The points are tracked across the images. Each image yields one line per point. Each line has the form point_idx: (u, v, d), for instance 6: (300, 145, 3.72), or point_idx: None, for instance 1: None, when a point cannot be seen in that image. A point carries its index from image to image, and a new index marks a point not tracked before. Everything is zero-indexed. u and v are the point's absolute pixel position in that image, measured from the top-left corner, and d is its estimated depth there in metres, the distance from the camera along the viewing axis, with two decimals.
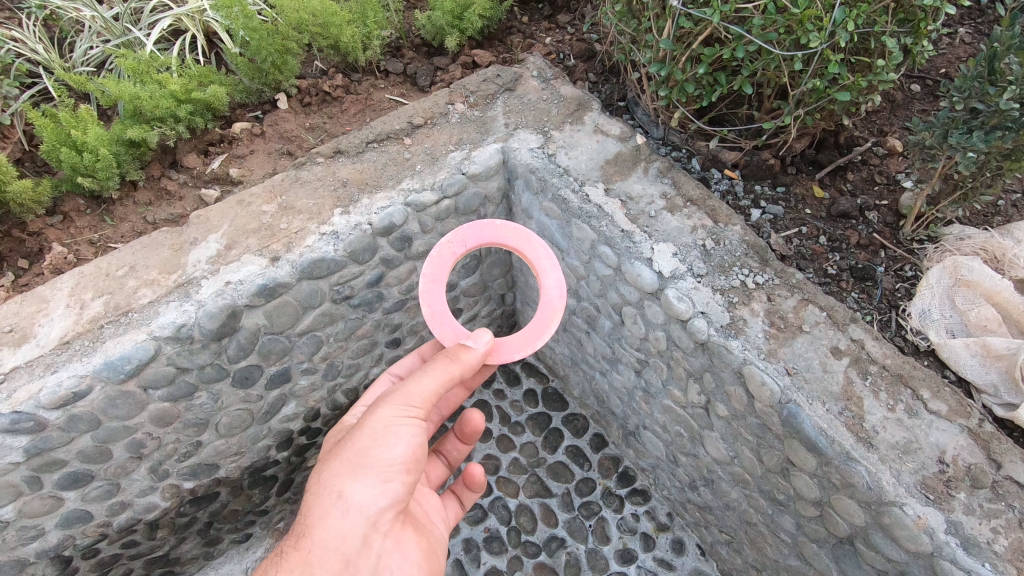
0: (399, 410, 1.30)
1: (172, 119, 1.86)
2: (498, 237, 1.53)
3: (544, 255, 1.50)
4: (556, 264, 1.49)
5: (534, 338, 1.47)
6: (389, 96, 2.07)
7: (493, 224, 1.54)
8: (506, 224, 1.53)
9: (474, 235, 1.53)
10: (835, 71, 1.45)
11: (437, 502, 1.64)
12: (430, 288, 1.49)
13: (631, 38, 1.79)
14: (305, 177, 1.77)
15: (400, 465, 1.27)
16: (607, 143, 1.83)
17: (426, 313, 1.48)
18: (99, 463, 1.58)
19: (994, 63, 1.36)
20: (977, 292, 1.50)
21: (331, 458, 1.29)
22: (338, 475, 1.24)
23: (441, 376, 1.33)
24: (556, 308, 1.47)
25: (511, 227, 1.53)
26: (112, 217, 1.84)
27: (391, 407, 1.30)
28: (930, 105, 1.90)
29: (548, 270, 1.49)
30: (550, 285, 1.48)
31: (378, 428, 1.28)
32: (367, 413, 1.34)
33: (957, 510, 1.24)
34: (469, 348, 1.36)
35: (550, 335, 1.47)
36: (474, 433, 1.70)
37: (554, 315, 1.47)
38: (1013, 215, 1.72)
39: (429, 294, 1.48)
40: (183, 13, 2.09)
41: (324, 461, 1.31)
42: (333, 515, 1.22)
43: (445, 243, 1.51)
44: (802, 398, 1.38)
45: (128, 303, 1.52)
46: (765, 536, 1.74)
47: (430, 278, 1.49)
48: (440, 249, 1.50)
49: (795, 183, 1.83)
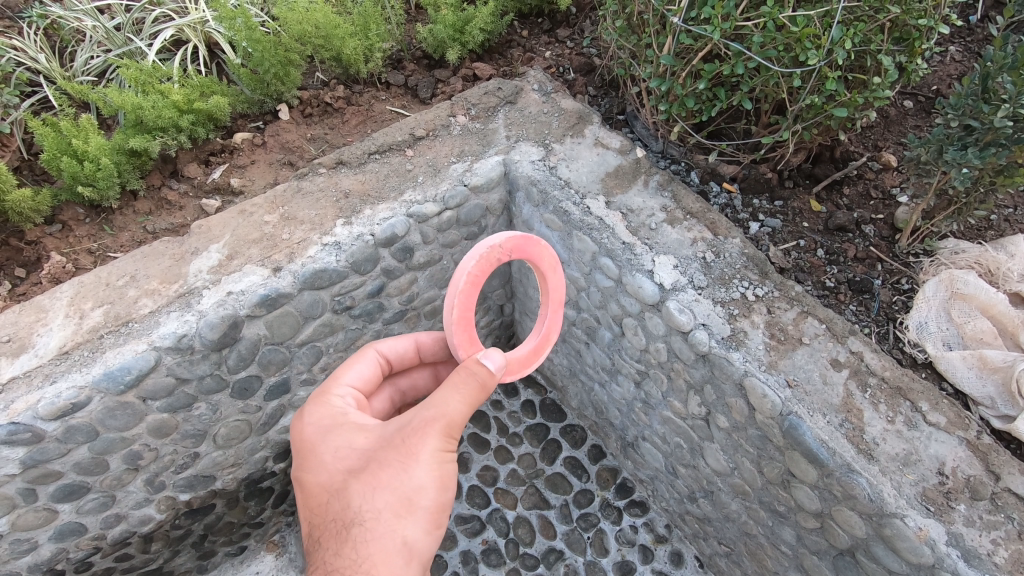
0: (446, 437, 1.20)
1: (173, 129, 1.85)
2: (537, 255, 1.43)
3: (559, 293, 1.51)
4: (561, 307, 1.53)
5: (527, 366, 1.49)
6: (390, 107, 2.09)
7: (540, 241, 1.42)
8: (550, 248, 1.44)
9: (523, 246, 1.38)
10: (833, 88, 1.48)
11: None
12: (467, 290, 1.33)
13: (631, 53, 1.81)
14: (306, 188, 1.78)
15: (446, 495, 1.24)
16: (608, 156, 1.84)
17: (454, 318, 1.33)
18: (96, 474, 1.56)
19: (987, 81, 1.40)
20: (972, 305, 1.53)
21: (371, 488, 1.17)
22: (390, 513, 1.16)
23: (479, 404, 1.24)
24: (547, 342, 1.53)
25: (550, 254, 1.45)
26: (111, 226, 1.83)
27: (441, 440, 1.20)
28: (923, 121, 1.94)
29: (554, 307, 1.51)
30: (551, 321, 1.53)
31: (432, 466, 1.18)
32: (403, 434, 1.20)
33: (958, 522, 1.25)
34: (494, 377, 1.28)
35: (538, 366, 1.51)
36: None
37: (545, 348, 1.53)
38: (1006, 229, 1.75)
39: (464, 297, 1.33)
40: (186, 24, 2.10)
41: (357, 488, 1.19)
42: (396, 565, 1.16)
43: (496, 246, 1.33)
44: (803, 410, 1.38)
45: (128, 313, 1.51)
46: (765, 548, 1.74)
47: (471, 281, 1.32)
48: (490, 252, 1.33)
49: (792, 197, 1.86)
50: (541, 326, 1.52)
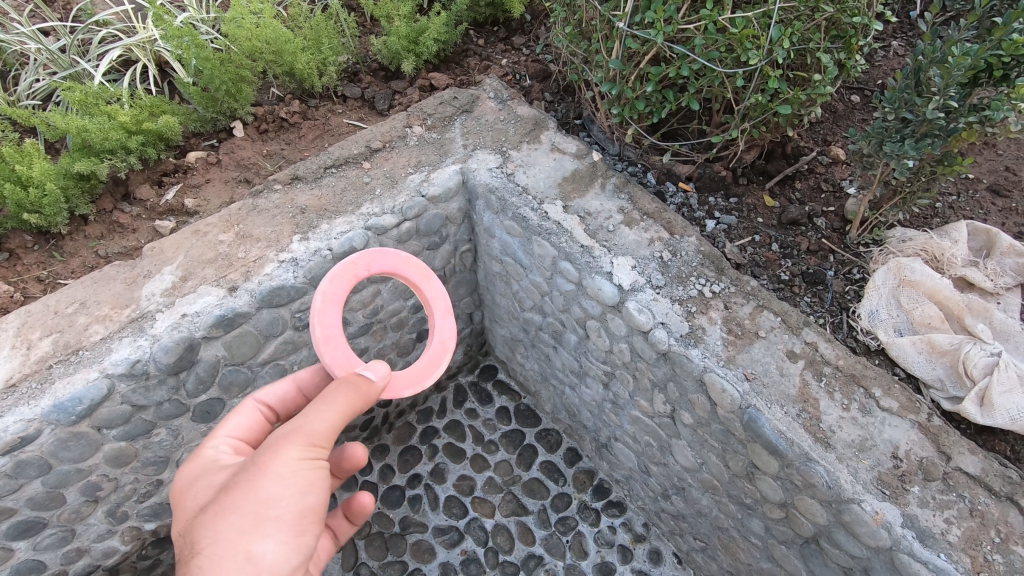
0: (304, 435, 1.15)
1: (122, 150, 1.82)
2: (401, 267, 1.50)
3: (442, 299, 1.54)
4: (450, 313, 1.54)
5: (420, 378, 1.45)
6: (347, 120, 2.08)
7: (399, 253, 1.50)
8: (410, 258, 1.51)
9: (381, 260, 1.46)
10: (775, 86, 1.51)
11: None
12: (327, 308, 1.36)
13: (583, 59, 1.83)
14: (262, 205, 1.76)
15: (315, 512, 1.18)
16: (565, 160, 1.86)
17: (319, 334, 1.34)
18: (52, 509, 1.52)
19: (919, 75, 1.44)
20: (920, 291, 1.57)
21: (227, 509, 1.09)
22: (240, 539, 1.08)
23: (347, 404, 1.22)
24: (444, 351, 1.51)
25: (415, 262, 1.53)
26: (61, 252, 1.79)
27: (301, 445, 1.15)
28: (869, 115, 2.00)
29: (441, 315, 1.53)
30: (443, 329, 1.52)
31: (290, 474, 1.13)
32: (264, 449, 1.14)
33: (912, 504, 1.28)
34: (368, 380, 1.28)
35: (434, 376, 1.47)
36: (352, 467, 1.51)
37: (444, 357, 1.50)
38: (950, 216, 1.81)
39: (324, 315, 1.36)
40: (134, 43, 2.06)
41: (209, 509, 1.11)
42: None
43: (349, 263, 1.40)
44: (761, 402, 1.41)
45: (79, 340, 1.47)
46: (737, 540, 1.75)
47: (327, 297, 1.37)
48: (345, 265, 1.39)
49: (746, 194, 1.90)
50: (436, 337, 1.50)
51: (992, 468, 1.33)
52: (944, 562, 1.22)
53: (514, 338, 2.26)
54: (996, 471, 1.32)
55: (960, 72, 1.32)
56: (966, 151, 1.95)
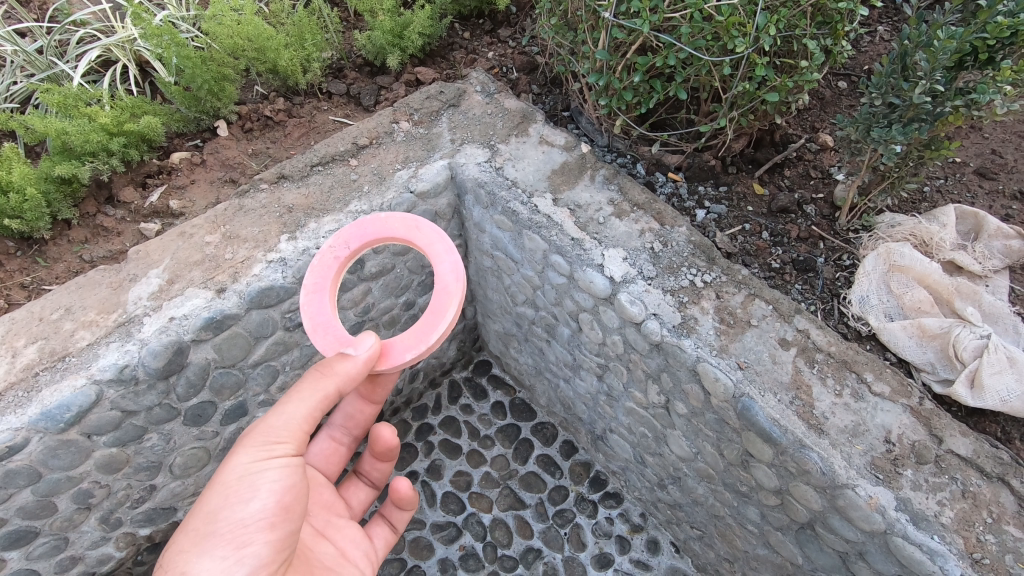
0: (250, 447, 1.31)
1: (104, 153, 1.79)
2: (384, 231, 1.51)
3: (437, 241, 1.48)
4: (451, 249, 1.46)
5: (425, 334, 1.40)
6: (333, 117, 2.06)
7: (377, 219, 1.52)
8: (390, 216, 1.51)
9: (358, 236, 1.51)
10: (763, 73, 1.51)
11: (357, 534, 1.69)
12: (314, 298, 1.47)
13: (569, 50, 1.82)
14: (248, 205, 1.74)
15: (264, 520, 1.26)
16: (553, 153, 1.85)
17: (309, 324, 1.44)
18: (43, 518, 1.50)
19: (906, 60, 1.44)
20: (910, 276, 1.58)
21: (187, 523, 1.26)
22: (184, 552, 1.21)
23: (308, 399, 1.35)
24: (452, 293, 1.42)
25: (397, 218, 1.52)
26: (45, 258, 1.76)
27: (247, 454, 1.30)
28: (856, 101, 2.00)
29: (441, 255, 1.46)
30: (445, 271, 1.44)
31: (234, 482, 1.27)
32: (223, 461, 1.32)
33: (906, 487, 1.29)
34: (348, 357, 1.36)
35: (441, 327, 1.39)
36: (390, 451, 1.69)
37: (451, 301, 1.41)
38: (938, 200, 1.81)
39: (312, 306, 1.46)
40: (113, 43, 2.03)
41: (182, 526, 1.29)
42: None
43: (326, 250, 1.50)
44: (755, 391, 1.41)
45: (65, 347, 1.45)
46: (733, 528, 1.76)
47: (312, 289, 1.47)
48: (322, 255, 1.49)
49: (736, 182, 1.89)
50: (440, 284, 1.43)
51: (984, 450, 1.34)
52: (938, 544, 1.23)
53: (508, 332, 2.25)
54: (987, 453, 1.33)
55: (947, 55, 1.32)
56: (953, 135, 1.96)
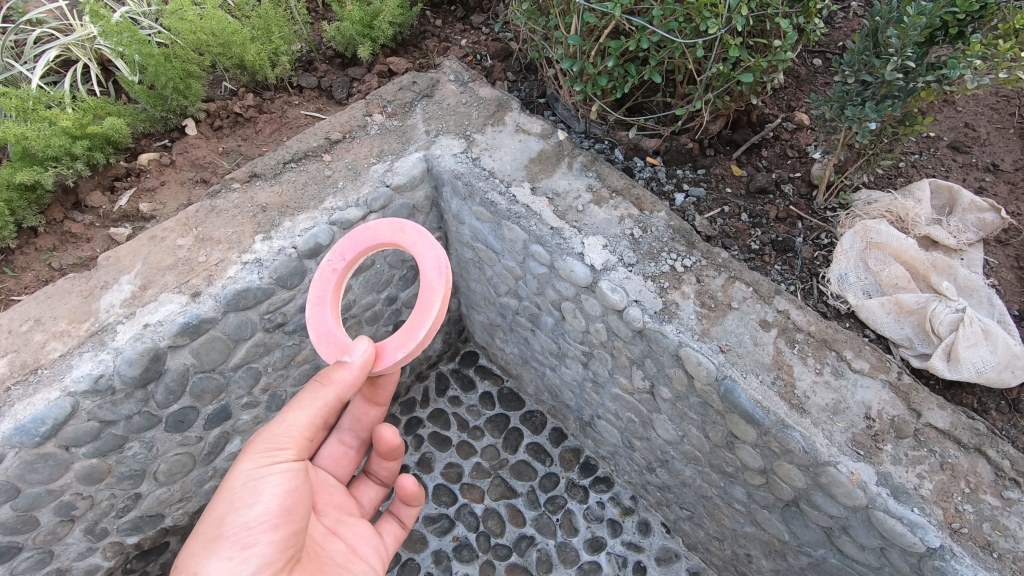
0: (253, 453, 1.39)
1: (67, 157, 1.75)
2: (373, 238, 1.48)
3: (420, 239, 1.43)
4: (433, 244, 1.41)
5: (412, 332, 1.37)
6: (305, 112, 2.01)
7: (366, 227, 1.49)
8: (377, 222, 1.47)
9: (351, 246, 1.49)
10: (736, 54, 1.49)
11: (368, 530, 1.67)
12: (318, 311, 1.47)
13: (542, 36, 1.79)
14: (220, 206, 1.70)
15: (267, 522, 1.31)
16: (530, 141, 1.83)
17: (314, 335, 1.45)
18: (26, 532, 1.48)
19: (877, 36, 1.44)
20: (886, 253, 1.59)
21: (198, 530, 1.32)
22: (195, 556, 1.27)
23: (307, 408, 1.41)
24: (436, 289, 1.37)
25: (383, 223, 1.47)
26: (12, 267, 1.72)
27: (250, 460, 1.37)
28: (831, 78, 2.01)
29: (425, 251, 1.41)
30: (428, 268, 1.39)
31: (238, 488, 1.33)
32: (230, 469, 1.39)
33: (886, 462, 1.31)
34: (344, 365, 1.38)
35: (427, 323, 1.35)
36: (396, 450, 1.67)
37: (435, 297, 1.37)
38: (914, 175, 1.83)
39: (315, 318, 1.47)
40: (72, 42, 1.96)
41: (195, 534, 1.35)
42: None
43: (323, 264, 1.49)
44: (737, 373, 1.42)
45: (37, 359, 1.42)
46: (721, 508, 1.78)
47: (315, 302, 1.47)
48: (320, 269, 1.48)
49: (714, 164, 1.89)
50: (425, 283, 1.39)
51: (961, 422, 1.36)
52: (918, 516, 1.26)
53: (493, 323, 2.24)
54: (964, 425, 1.36)
55: (917, 32, 1.32)
56: (927, 110, 1.97)
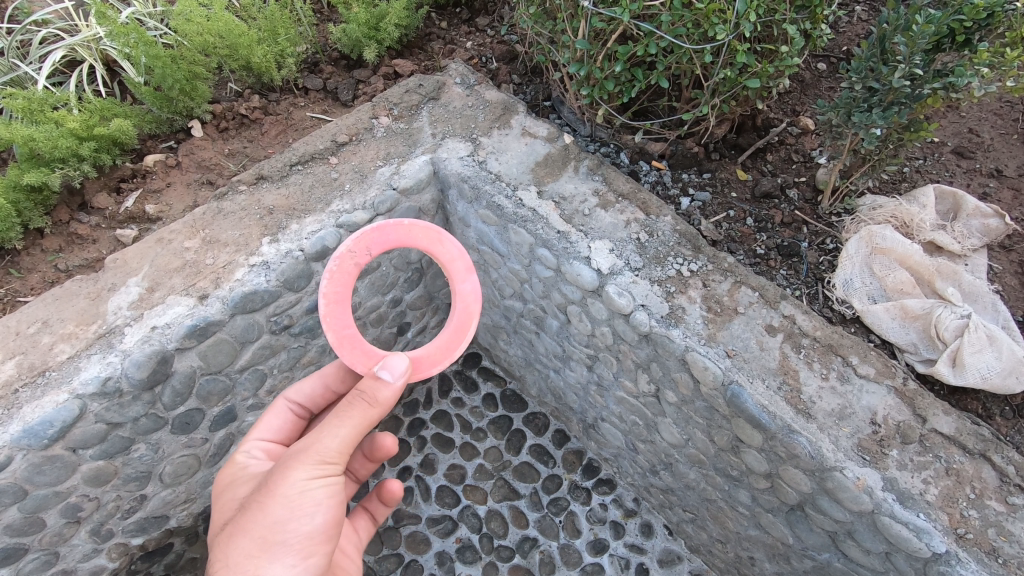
0: (304, 460, 1.26)
1: (74, 158, 1.75)
2: (405, 239, 1.43)
3: (459, 257, 1.44)
4: (472, 269, 1.44)
5: (451, 350, 1.45)
6: (310, 113, 2.01)
7: (399, 225, 1.42)
8: (414, 224, 1.42)
9: (378, 241, 1.41)
10: (743, 60, 1.50)
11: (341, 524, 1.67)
12: (334, 309, 1.39)
13: (549, 39, 1.80)
14: (227, 208, 1.70)
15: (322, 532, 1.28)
16: (536, 145, 1.84)
17: (336, 338, 1.38)
18: (32, 534, 1.49)
19: (885, 43, 1.45)
20: (891, 257, 1.60)
21: (245, 530, 1.23)
22: (252, 559, 1.21)
23: (357, 423, 1.30)
24: (473, 315, 1.45)
25: (419, 228, 1.43)
26: (18, 268, 1.71)
27: (305, 469, 1.26)
28: (836, 83, 2.01)
29: (462, 274, 1.44)
30: (466, 291, 1.44)
31: (293, 497, 1.24)
32: (276, 472, 1.26)
33: (891, 467, 1.32)
34: (386, 385, 1.32)
35: (465, 346, 1.46)
36: (385, 455, 1.66)
37: (471, 322, 1.45)
38: (918, 180, 1.84)
39: (335, 317, 1.38)
40: (78, 43, 1.96)
41: (230, 530, 1.25)
42: None
43: (343, 256, 1.38)
44: (743, 378, 1.43)
45: (44, 361, 1.42)
46: (725, 511, 1.79)
47: (332, 299, 1.38)
48: (342, 262, 1.37)
49: (719, 168, 1.90)
50: (462, 306, 1.44)
51: (966, 427, 1.37)
52: (924, 522, 1.26)
53: (496, 325, 2.25)
54: (969, 430, 1.37)
55: (925, 40, 1.33)
56: (931, 116, 1.97)
